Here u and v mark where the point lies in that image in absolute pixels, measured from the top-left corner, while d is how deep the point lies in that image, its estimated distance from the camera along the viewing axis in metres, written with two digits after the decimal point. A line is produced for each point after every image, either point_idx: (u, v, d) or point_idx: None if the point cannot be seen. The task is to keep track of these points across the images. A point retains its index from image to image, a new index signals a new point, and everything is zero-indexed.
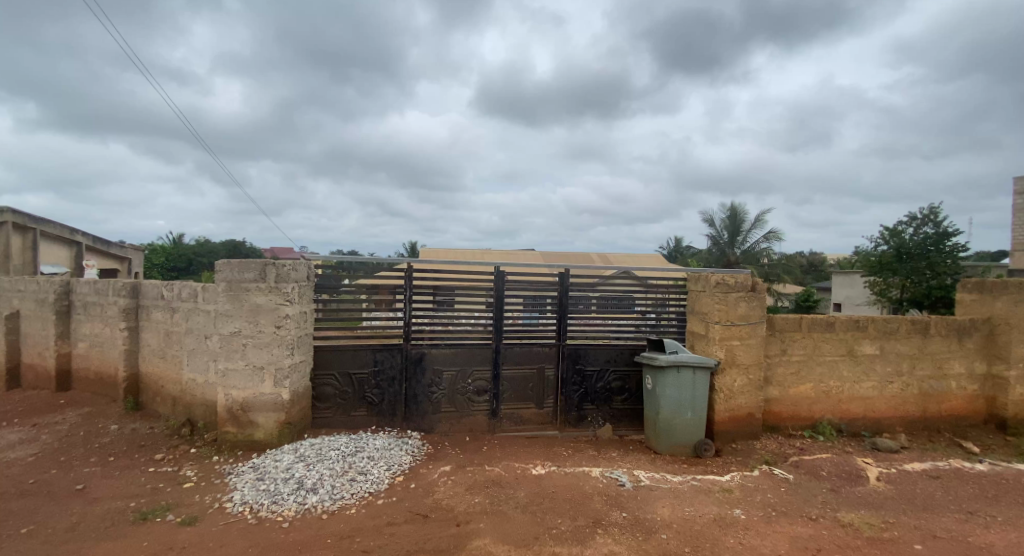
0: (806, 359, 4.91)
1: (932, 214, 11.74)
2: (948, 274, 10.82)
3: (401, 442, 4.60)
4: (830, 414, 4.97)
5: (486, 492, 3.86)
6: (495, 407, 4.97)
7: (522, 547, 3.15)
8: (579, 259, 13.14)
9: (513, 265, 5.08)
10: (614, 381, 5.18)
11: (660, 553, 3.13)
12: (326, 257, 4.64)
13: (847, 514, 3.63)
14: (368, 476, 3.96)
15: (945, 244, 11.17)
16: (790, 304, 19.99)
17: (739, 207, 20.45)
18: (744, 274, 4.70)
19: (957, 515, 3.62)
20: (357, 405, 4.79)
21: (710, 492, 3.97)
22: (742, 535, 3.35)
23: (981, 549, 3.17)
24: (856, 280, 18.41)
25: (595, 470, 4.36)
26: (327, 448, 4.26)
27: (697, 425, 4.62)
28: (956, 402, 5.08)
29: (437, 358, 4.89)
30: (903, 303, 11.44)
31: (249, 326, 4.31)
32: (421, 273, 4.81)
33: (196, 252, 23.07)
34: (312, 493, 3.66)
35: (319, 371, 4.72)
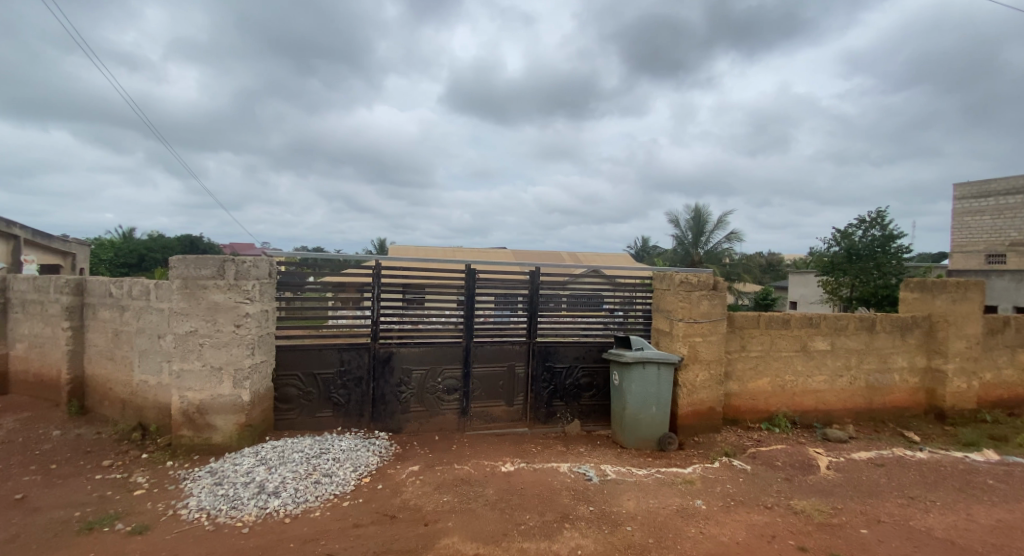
0: (763, 355, 5.14)
1: (879, 217, 12.49)
2: (892, 274, 11.59)
3: (368, 442, 4.54)
4: (785, 407, 5.21)
5: (455, 490, 3.85)
6: (465, 406, 4.96)
7: (491, 544, 3.17)
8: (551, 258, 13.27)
9: (483, 264, 5.08)
10: (582, 378, 5.27)
11: (626, 545, 3.21)
12: (290, 254, 4.53)
13: (799, 502, 3.83)
14: (334, 478, 3.89)
15: (890, 245, 11.91)
16: (749, 302, 20.77)
17: (703, 208, 21.06)
18: (706, 273, 4.85)
19: (898, 500, 3.88)
20: (322, 406, 4.68)
21: (673, 484, 4.10)
22: (703, 525, 3.48)
23: (920, 532, 3.42)
24: (811, 279, 19.32)
25: (563, 465, 4.43)
26: (290, 451, 4.16)
27: (661, 420, 4.76)
28: (899, 394, 5.43)
29: (406, 357, 4.84)
30: (853, 302, 12.10)
31: (206, 325, 4.14)
32: (390, 271, 4.75)
33: (148, 247, 21.87)
34: (274, 497, 3.56)
35: (283, 372, 4.59)
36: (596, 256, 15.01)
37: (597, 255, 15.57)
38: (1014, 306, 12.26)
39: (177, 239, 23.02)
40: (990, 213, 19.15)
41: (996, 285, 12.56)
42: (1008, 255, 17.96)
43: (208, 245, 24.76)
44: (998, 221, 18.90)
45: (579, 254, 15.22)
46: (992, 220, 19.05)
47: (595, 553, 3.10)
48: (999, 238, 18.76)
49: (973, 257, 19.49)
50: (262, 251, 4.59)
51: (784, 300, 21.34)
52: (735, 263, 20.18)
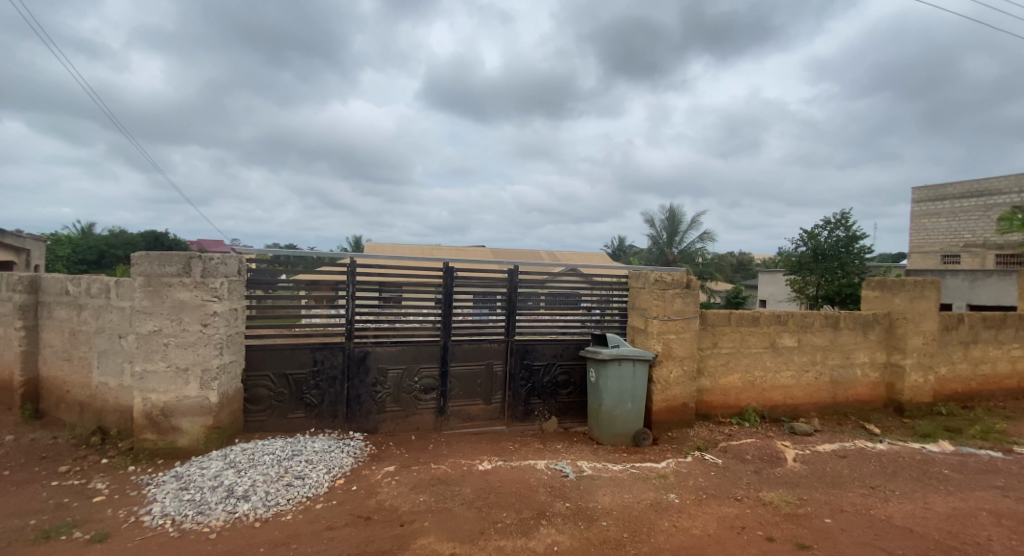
0: (734, 352, 5.28)
1: (843, 219, 13.00)
2: (856, 274, 12.13)
3: (343, 443, 4.46)
4: (755, 402, 5.37)
5: (431, 490, 3.83)
6: (442, 405, 4.94)
7: (468, 543, 3.16)
8: (530, 256, 13.33)
9: (461, 262, 5.06)
10: (560, 375, 5.31)
11: (602, 540, 3.26)
12: (261, 251, 4.40)
13: (768, 494, 3.96)
14: (306, 480, 3.81)
15: (854, 245, 12.40)
16: (720, 300, 21.29)
17: (679, 211, 21.44)
18: (680, 271, 4.95)
19: (860, 490, 4.05)
20: (295, 407, 4.58)
21: (648, 479, 4.18)
22: (676, 518, 3.56)
23: (880, 520, 3.58)
24: (779, 278, 19.93)
25: (540, 462, 4.45)
26: (260, 453, 4.05)
27: (636, 416, 4.84)
28: (861, 389, 5.67)
29: (382, 356, 4.77)
30: (818, 300, 12.59)
31: (171, 324, 4.00)
32: (366, 269, 4.68)
33: (109, 244, 20.86)
34: (244, 500, 3.46)
35: (253, 372, 4.47)
36: (574, 255, 15.14)
37: (575, 254, 15.67)
38: (967, 304, 12.93)
39: (141, 236, 22.15)
40: (945, 216, 20.29)
41: (952, 284, 13.27)
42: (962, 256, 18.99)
43: (173, 242, 23.80)
44: (951, 223, 20.00)
45: (558, 253, 15.30)
46: (947, 223, 20.14)
47: (571, 549, 3.14)
48: (954, 240, 19.86)
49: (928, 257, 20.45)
50: (231, 248, 4.45)
51: (753, 299, 21.98)
52: (708, 263, 20.69)
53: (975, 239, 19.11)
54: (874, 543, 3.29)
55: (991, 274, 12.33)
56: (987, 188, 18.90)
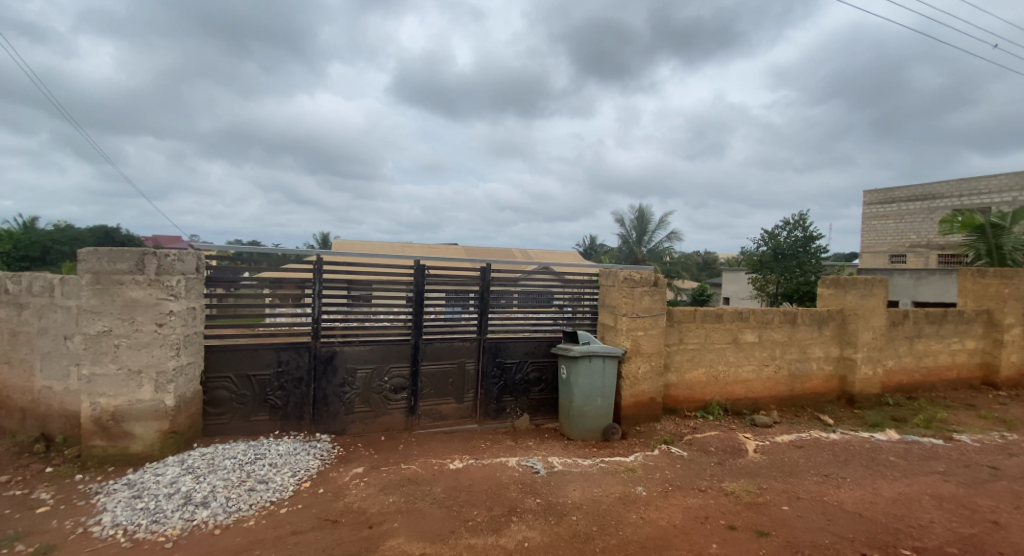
0: (699, 347, 5.45)
1: (802, 220, 13.61)
2: (812, 272, 12.75)
3: (309, 446, 4.36)
4: (718, 396, 5.56)
5: (401, 491, 3.79)
6: (413, 405, 4.89)
7: (438, 542, 3.15)
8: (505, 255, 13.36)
9: (433, 260, 5.02)
10: (532, 373, 5.34)
11: (572, 534, 3.31)
12: (222, 248, 4.24)
13: (729, 484, 4.11)
14: (270, 484, 3.70)
15: (811, 245, 13.00)
16: (686, 298, 21.88)
17: (648, 211, 21.96)
18: (648, 270, 5.07)
19: (815, 478, 4.27)
20: (258, 409, 4.43)
21: (616, 472, 4.27)
22: (643, 510, 3.65)
23: (833, 506, 3.78)
24: (741, 277, 20.67)
25: (512, 459, 4.48)
26: (220, 458, 3.91)
27: (606, 412, 4.93)
28: (816, 381, 5.96)
29: (350, 356, 4.68)
30: (778, 297, 13.18)
31: (123, 325, 3.79)
32: (334, 267, 4.58)
33: (54, 239, 19.60)
34: (203, 507, 3.33)
35: (213, 374, 4.29)
36: (547, 253, 15.27)
37: (548, 253, 15.79)
38: (912, 301, 13.75)
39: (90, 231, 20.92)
40: (893, 218, 21.51)
41: (899, 282, 14.06)
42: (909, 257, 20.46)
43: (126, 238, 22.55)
44: (898, 224, 21.22)
45: (530, 252, 15.40)
46: (894, 224, 21.40)
47: (542, 545, 3.17)
48: (900, 241, 21.08)
49: (879, 257, 21.89)
50: (189, 244, 4.26)
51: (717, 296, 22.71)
52: (675, 262, 21.24)
53: (919, 240, 20.34)
54: (827, 527, 3.47)
55: (934, 273, 13.12)
56: (931, 193, 20.15)
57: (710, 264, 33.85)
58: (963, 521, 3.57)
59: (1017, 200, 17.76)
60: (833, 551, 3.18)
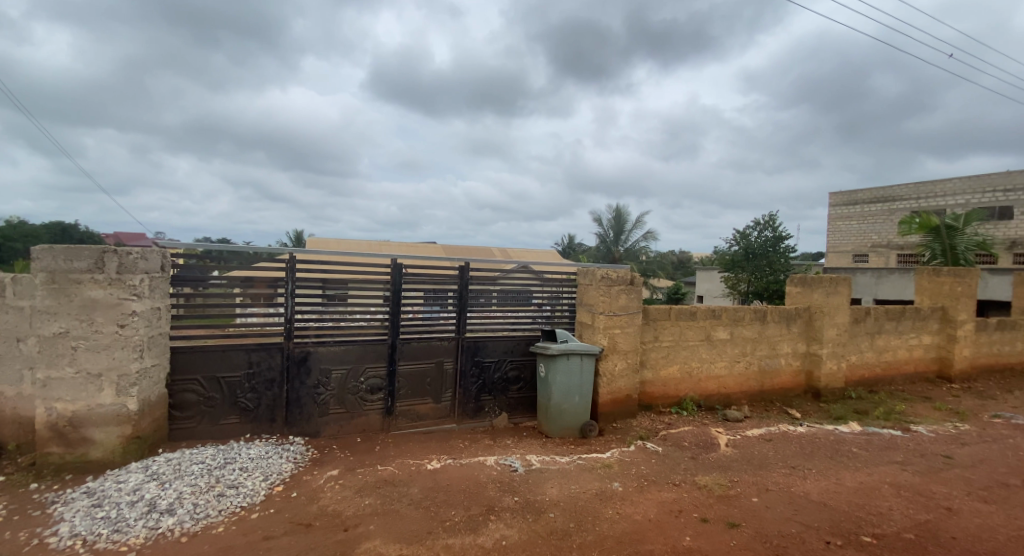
0: (674, 344, 5.56)
1: (771, 221, 14.07)
2: (781, 271, 13.21)
3: (281, 449, 4.26)
4: (692, 392, 5.69)
5: (377, 493, 3.74)
6: (390, 405, 4.83)
7: (415, 544, 3.12)
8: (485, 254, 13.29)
9: (410, 259, 4.96)
10: (510, 371, 5.35)
11: (549, 531, 3.34)
12: (189, 246, 4.08)
13: (702, 478, 4.22)
14: (240, 489, 3.60)
15: (779, 245, 13.46)
16: (661, 296, 22.29)
17: (624, 211, 22.27)
18: (624, 269, 5.13)
19: (783, 470, 4.42)
20: (228, 412, 4.30)
21: (593, 469, 4.32)
22: (619, 506, 3.71)
23: (800, 496, 3.93)
24: (714, 275, 21.17)
25: (490, 458, 4.48)
26: (187, 463, 3.77)
27: (583, 409, 4.98)
28: (785, 376, 6.16)
29: (325, 356, 4.59)
30: (749, 295, 13.58)
31: (81, 326, 3.61)
32: (308, 266, 4.48)
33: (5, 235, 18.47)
34: (169, 515, 3.22)
35: (180, 377, 4.14)
36: (527, 252, 15.29)
37: (527, 251, 15.79)
38: (873, 298, 14.38)
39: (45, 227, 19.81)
40: (856, 219, 22.39)
41: (862, 280, 14.68)
42: (871, 257, 21.57)
43: (84, 236, 21.48)
44: (861, 225, 22.15)
45: (510, 252, 15.38)
46: (857, 225, 22.29)
47: (520, 543, 3.18)
48: (862, 241, 21.99)
49: (844, 257, 22.85)
50: (153, 242, 4.10)
51: (691, 294, 23.22)
52: (651, 261, 21.61)
53: (881, 240, 21.31)
54: (794, 517, 3.60)
55: (893, 271, 13.74)
56: (892, 196, 21.18)
57: (683, 264, 34.56)
58: (920, 508, 3.76)
59: (971, 200, 18.89)
60: (800, 540, 3.30)
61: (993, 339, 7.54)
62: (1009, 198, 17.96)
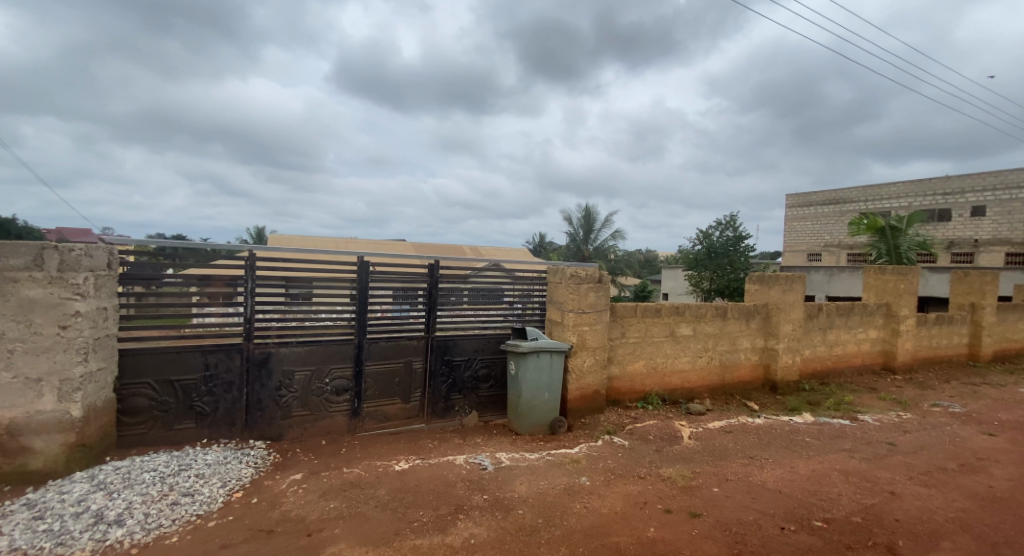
0: (641, 341, 5.69)
1: (733, 221, 14.62)
2: (741, 270, 13.78)
3: (241, 453, 4.10)
4: (657, 387, 5.84)
5: (343, 495, 3.66)
6: (357, 406, 4.73)
7: (381, 546, 3.08)
8: (457, 251, 13.15)
9: (377, 256, 4.88)
10: (480, 370, 5.33)
11: (518, 528, 3.36)
12: (141, 243, 3.93)
13: (666, 470, 4.34)
14: (195, 497, 3.44)
15: (740, 245, 14.01)
16: (629, 294, 22.73)
17: (592, 210, 22.51)
18: (593, 267, 5.20)
19: (742, 460, 4.60)
20: (183, 417, 4.10)
21: (562, 464, 4.37)
22: (587, 500, 3.77)
23: (758, 485, 4.11)
24: (679, 273, 21.76)
25: (459, 457, 4.45)
26: (138, 471, 3.58)
27: (552, 406, 5.03)
28: (744, 370, 6.41)
29: (287, 357, 4.44)
30: (712, 293, 14.07)
31: (17, 328, 3.33)
32: (270, 263, 4.33)
33: None
34: (118, 526, 3.05)
35: (129, 381, 3.91)
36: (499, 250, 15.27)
37: (499, 249, 15.78)
38: (826, 295, 15.16)
39: None
40: (811, 220, 23.52)
41: (815, 278, 15.45)
42: (824, 255, 22.74)
43: (24, 230, 19.99)
44: (815, 225, 23.28)
45: (482, 249, 15.31)
46: (812, 225, 23.41)
47: (489, 541, 3.19)
48: (816, 241, 23.15)
49: (799, 256, 24.02)
50: (100, 237, 3.88)
51: (657, 291, 23.77)
52: (619, 259, 21.98)
53: (832, 240, 22.51)
54: (752, 505, 3.76)
55: (843, 270, 14.53)
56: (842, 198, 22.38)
57: (647, 261, 35.35)
58: (866, 493, 4.00)
59: (914, 204, 20.22)
60: (757, 527, 3.44)
61: (931, 333, 8.07)
62: (947, 201, 19.38)
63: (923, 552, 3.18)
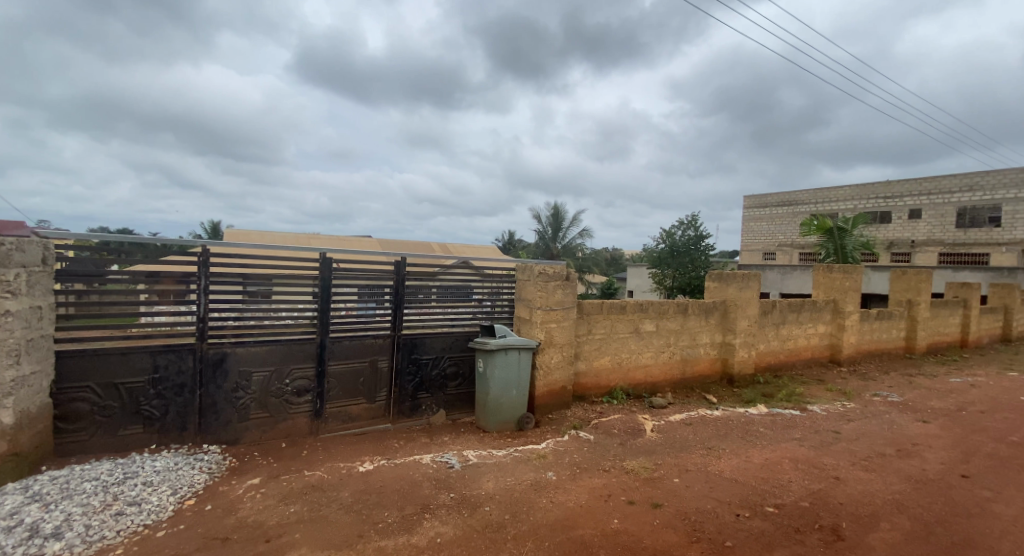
0: (606, 337, 5.79)
1: (693, 221, 15.12)
2: (701, 269, 14.26)
3: (193, 459, 3.90)
4: (621, 382, 5.97)
5: (304, 499, 3.54)
6: (319, 407, 4.59)
7: (344, 549, 3.00)
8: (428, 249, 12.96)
9: (341, 253, 4.74)
10: (448, 368, 5.28)
11: (484, 525, 3.35)
12: (81, 237, 3.65)
13: (630, 462, 4.44)
14: (143, 506, 3.25)
15: (700, 244, 14.50)
16: (595, 291, 23.08)
17: (559, 208, 22.68)
18: (561, 264, 5.24)
19: (701, 451, 4.77)
20: (128, 422, 3.85)
21: (529, 460, 4.40)
22: (553, 494, 3.81)
23: (716, 474, 4.27)
24: (643, 271, 22.26)
25: (425, 456, 4.40)
26: (77, 481, 3.34)
27: (519, 403, 5.05)
28: (703, 365, 6.65)
29: (244, 357, 4.25)
30: (674, 291, 14.49)
31: None
32: (226, 259, 4.13)
33: None
34: (55, 539, 2.83)
35: (67, 385, 3.64)
36: (468, 248, 15.17)
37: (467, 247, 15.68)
38: (779, 292, 15.92)
39: None
40: (765, 220, 24.63)
41: (769, 276, 16.17)
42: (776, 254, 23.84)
43: None
44: (771, 226, 24.38)
45: (450, 246, 15.16)
46: (766, 226, 24.53)
47: (454, 539, 3.17)
48: (771, 241, 24.28)
49: (754, 255, 25.12)
50: (34, 230, 3.58)
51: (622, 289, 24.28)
52: (587, 257, 22.28)
53: (786, 240, 23.67)
54: (710, 494, 3.91)
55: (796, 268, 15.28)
56: (792, 200, 23.53)
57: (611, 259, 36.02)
58: (813, 479, 4.23)
59: (859, 207, 21.54)
60: (714, 514, 3.58)
61: (873, 328, 8.62)
62: (887, 204, 20.74)
63: (864, 533, 3.41)
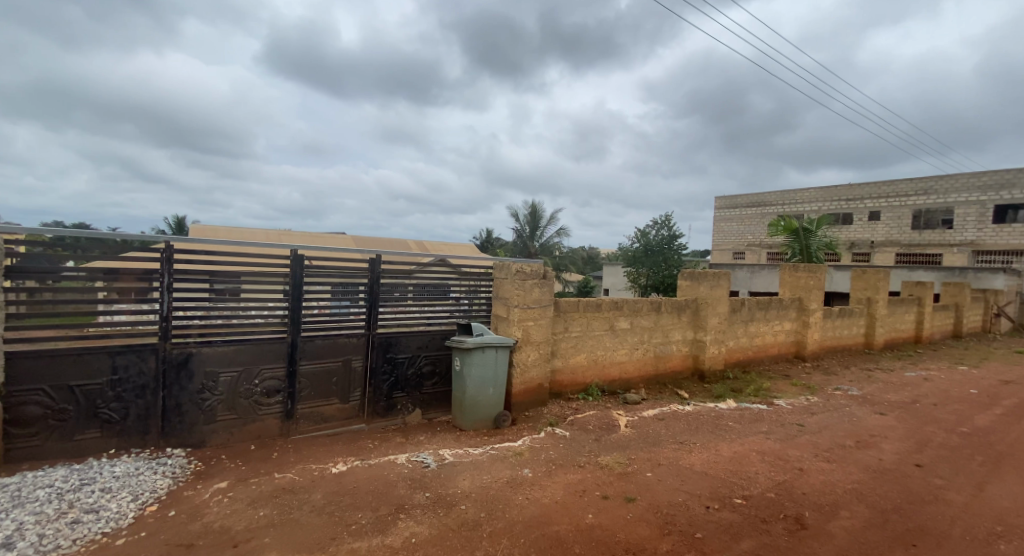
0: (582, 335, 5.84)
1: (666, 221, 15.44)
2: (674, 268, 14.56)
3: (156, 464, 3.75)
4: (597, 379, 6.03)
5: (274, 502, 3.45)
6: (290, 407, 4.48)
7: (317, 552, 2.94)
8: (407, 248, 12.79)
9: (314, 250, 4.63)
10: (424, 366, 5.23)
11: (460, 523, 3.34)
12: (32, 231, 3.43)
13: (604, 458, 4.49)
14: (101, 513, 3.10)
15: (673, 244, 14.81)
16: (571, 289, 23.24)
17: (537, 206, 22.75)
18: (538, 263, 5.26)
19: (674, 445, 4.87)
20: (85, 426, 3.66)
21: (505, 458, 4.40)
22: (529, 491, 3.82)
23: (687, 468, 4.37)
24: (617, 270, 22.54)
25: (400, 456, 4.34)
26: (29, 489, 3.16)
27: (496, 401, 5.04)
28: (675, 361, 6.79)
29: (211, 357, 4.10)
30: (647, 289, 14.75)
31: None
32: (191, 256, 3.97)
33: None
34: (6, 550, 2.67)
35: (17, 387, 3.43)
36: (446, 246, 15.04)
37: (445, 246, 15.57)
38: (747, 291, 16.39)
39: None
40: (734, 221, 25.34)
41: (738, 275, 16.65)
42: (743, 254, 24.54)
43: None
44: (740, 227, 25.09)
45: (427, 244, 15.03)
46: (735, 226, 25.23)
47: (430, 539, 3.14)
48: (740, 241, 24.99)
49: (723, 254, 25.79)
50: None
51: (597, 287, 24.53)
52: (563, 256, 22.41)
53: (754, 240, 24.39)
54: (681, 487, 4.00)
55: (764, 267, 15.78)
56: (759, 200, 24.28)
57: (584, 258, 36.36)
58: (779, 470, 4.38)
59: (823, 208, 22.40)
60: (685, 507, 3.66)
61: (835, 325, 8.98)
62: (849, 205, 21.65)
63: (826, 521, 3.55)
